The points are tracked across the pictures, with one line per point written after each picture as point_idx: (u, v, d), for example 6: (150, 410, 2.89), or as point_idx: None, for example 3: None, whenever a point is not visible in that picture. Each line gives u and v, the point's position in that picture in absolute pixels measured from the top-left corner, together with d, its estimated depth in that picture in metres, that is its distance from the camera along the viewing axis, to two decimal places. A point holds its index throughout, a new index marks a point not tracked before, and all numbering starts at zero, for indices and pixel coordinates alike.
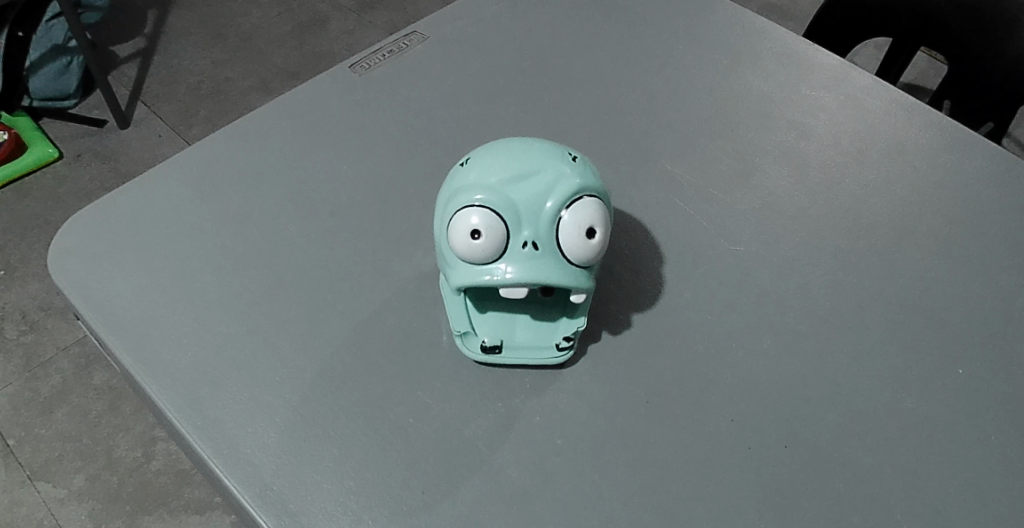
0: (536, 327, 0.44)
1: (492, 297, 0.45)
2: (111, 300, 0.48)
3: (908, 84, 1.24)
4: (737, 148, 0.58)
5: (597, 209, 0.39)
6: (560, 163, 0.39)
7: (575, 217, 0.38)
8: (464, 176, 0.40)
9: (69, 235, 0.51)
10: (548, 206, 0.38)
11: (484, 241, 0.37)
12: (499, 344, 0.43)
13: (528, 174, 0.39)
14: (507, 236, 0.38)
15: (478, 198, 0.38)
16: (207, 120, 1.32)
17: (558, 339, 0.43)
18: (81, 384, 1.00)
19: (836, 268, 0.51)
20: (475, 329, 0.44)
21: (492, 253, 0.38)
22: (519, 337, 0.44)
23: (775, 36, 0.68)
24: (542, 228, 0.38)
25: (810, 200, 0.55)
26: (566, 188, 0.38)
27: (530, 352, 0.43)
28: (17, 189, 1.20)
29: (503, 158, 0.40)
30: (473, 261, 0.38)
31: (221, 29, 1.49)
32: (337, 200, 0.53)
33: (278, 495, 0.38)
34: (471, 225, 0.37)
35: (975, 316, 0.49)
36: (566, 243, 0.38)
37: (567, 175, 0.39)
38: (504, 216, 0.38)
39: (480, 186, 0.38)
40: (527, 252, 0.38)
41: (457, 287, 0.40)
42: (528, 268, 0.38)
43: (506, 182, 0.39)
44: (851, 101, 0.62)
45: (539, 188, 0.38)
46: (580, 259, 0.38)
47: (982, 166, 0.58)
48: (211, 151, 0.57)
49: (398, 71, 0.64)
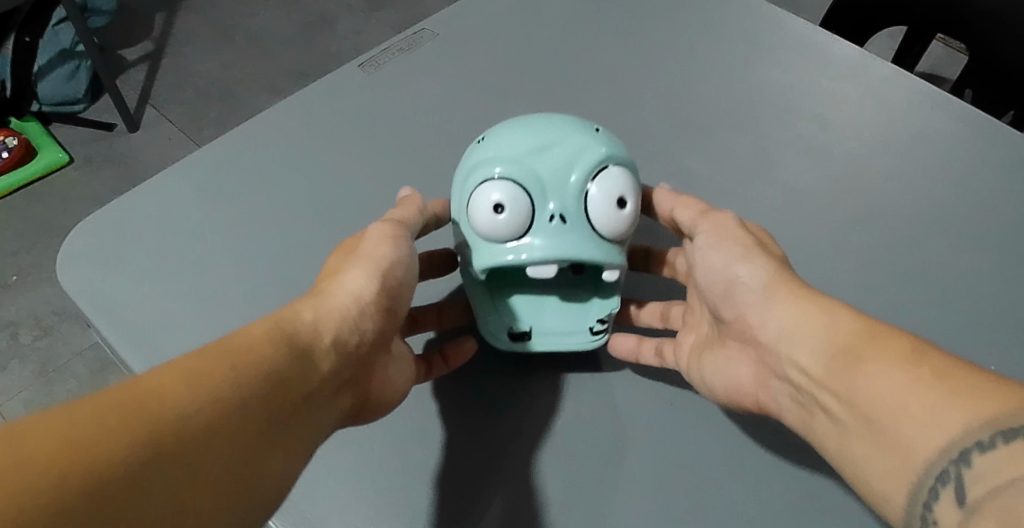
0: (566, 312, 0.43)
1: (518, 281, 0.44)
2: (123, 307, 0.48)
3: (924, 72, 1.22)
4: (755, 140, 0.57)
5: (627, 179, 0.38)
6: (584, 135, 0.39)
7: (602, 188, 0.38)
8: (480, 154, 0.40)
9: (80, 242, 0.52)
10: (574, 178, 0.38)
11: (508, 214, 0.37)
12: (527, 331, 0.42)
13: (551, 147, 0.39)
14: (532, 209, 0.37)
15: (499, 172, 0.38)
16: (218, 122, 1.32)
17: (592, 322, 0.42)
18: (97, 388, 0.98)
19: (859, 262, 0.50)
20: (501, 316, 0.43)
21: (518, 227, 0.37)
22: (547, 322, 0.43)
23: (792, 26, 0.66)
24: (568, 200, 0.37)
25: (831, 194, 0.54)
26: (590, 159, 0.38)
27: (562, 338, 0.42)
28: (29, 195, 1.20)
29: (524, 132, 0.40)
30: (498, 238, 0.38)
31: (229, 30, 1.48)
32: (349, 204, 0.53)
33: (296, 502, 0.40)
34: (494, 199, 0.37)
35: (1007, 309, 0.48)
36: (596, 215, 0.37)
37: (592, 146, 0.39)
38: (528, 189, 0.37)
39: (500, 160, 0.38)
40: (554, 225, 0.37)
41: (482, 269, 0.39)
42: (557, 242, 0.37)
43: (529, 155, 0.38)
44: (872, 91, 0.60)
45: (563, 158, 0.38)
46: (610, 231, 0.38)
47: (1012, 153, 0.56)
48: (222, 156, 0.57)
49: (408, 68, 0.63)
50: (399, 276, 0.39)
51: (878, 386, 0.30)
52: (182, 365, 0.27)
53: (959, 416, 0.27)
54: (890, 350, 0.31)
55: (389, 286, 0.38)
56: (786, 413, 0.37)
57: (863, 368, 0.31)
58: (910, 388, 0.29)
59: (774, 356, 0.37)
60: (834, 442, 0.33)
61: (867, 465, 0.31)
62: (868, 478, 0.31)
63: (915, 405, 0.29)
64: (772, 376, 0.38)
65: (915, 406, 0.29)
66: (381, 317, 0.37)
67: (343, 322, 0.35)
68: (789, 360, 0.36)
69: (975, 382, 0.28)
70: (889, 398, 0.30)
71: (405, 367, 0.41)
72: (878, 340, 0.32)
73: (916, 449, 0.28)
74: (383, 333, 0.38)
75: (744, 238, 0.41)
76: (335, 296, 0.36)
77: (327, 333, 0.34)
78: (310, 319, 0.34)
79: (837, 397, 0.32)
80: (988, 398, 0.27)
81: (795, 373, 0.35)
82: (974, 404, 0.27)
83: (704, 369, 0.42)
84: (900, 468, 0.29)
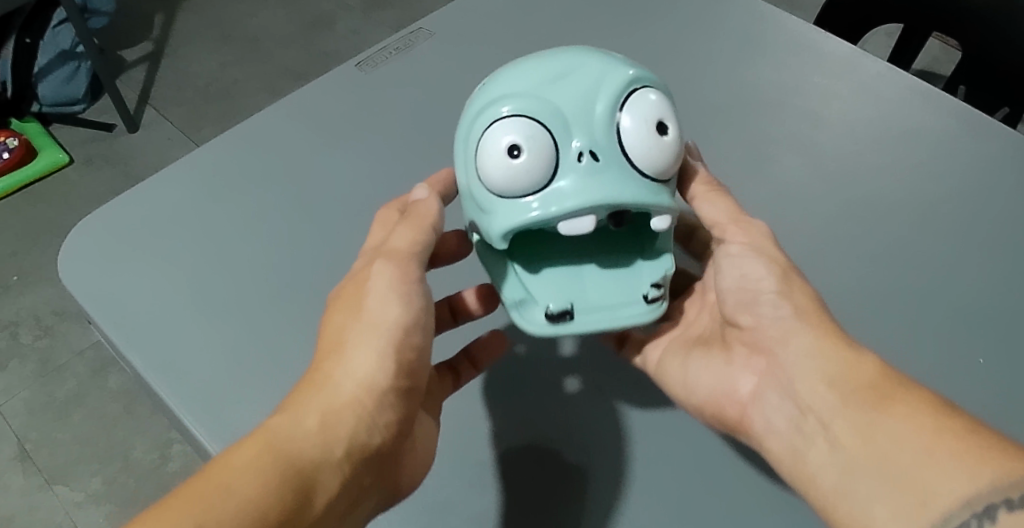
0: (610, 284, 0.38)
1: (549, 257, 0.40)
2: (122, 304, 0.49)
3: (920, 70, 1.22)
4: (747, 138, 0.58)
5: (658, 102, 0.35)
6: (600, 60, 0.36)
7: (635, 117, 0.34)
8: (487, 97, 0.36)
9: (80, 239, 0.53)
10: (599, 108, 0.34)
11: (529, 154, 0.33)
12: (569, 308, 0.37)
13: (565, 78, 0.35)
14: (556, 148, 0.33)
15: (508, 110, 0.33)
16: (217, 122, 1.32)
17: (646, 289, 0.38)
18: (97, 387, 0.98)
19: (849, 257, 0.51)
20: (534, 297, 0.38)
21: (543, 169, 0.33)
22: (592, 299, 0.38)
23: (785, 24, 0.67)
24: (596, 132, 0.34)
25: (821, 190, 0.54)
26: (614, 86, 0.34)
27: (612, 313, 0.37)
28: (29, 195, 1.20)
29: (532, 66, 0.36)
30: (522, 186, 0.33)
31: (228, 30, 1.49)
32: (345, 202, 0.54)
33: None
34: (510, 141, 0.33)
35: (996, 303, 0.48)
36: (632, 144, 0.34)
37: (612, 70, 0.35)
38: (548, 123, 0.33)
39: (512, 96, 0.34)
40: (586, 162, 0.33)
41: (505, 230, 0.34)
42: (592, 181, 0.33)
43: (543, 87, 0.35)
44: (865, 88, 0.61)
45: (582, 85, 0.34)
46: (651, 164, 0.34)
47: (1003, 148, 0.56)
48: (220, 154, 0.58)
49: (404, 67, 0.64)
50: (416, 343, 0.37)
51: (906, 431, 0.31)
52: (177, 516, 0.28)
53: (987, 471, 0.28)
54: (912, 399, 0.32)
55: (403, 359, 0.37)
56: (776, 441, 0.37)
57: (890, 411, 0.32)
58: (941, 438, 0.30)
59: (784, 384, 0.37)
60: (831, 481, 0.33)
61: (872, 503, 0.31)
62: (864, 510, 0.31)
63: (945, 453, 0.30)
64: (773, 398, 0.38)
65: (945, 456, 0.29)
66: (397, 397, 0.37)
67: (354, 421, 0.35)
68: (802, 390, 0.36)
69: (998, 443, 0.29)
70: (915, 444, 0.31)
71: (429, 417, 0.42)
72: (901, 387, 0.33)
73: (937, 498, 0.29)
74: (405, 403, 0.38)
75: (778, 254, 0.40)
76: (343, 385, 0.35)
77: (340, 435, 0.34)
78: (317, 425, 0.34)
79: (854, 435, 0.33)
80: (1010, 459, 0.28)
81: (805, 405, 0.36)
82: (998, 462, 0.28)
83: (689, 376, 0.43)
84: (913, 513, 0.29)
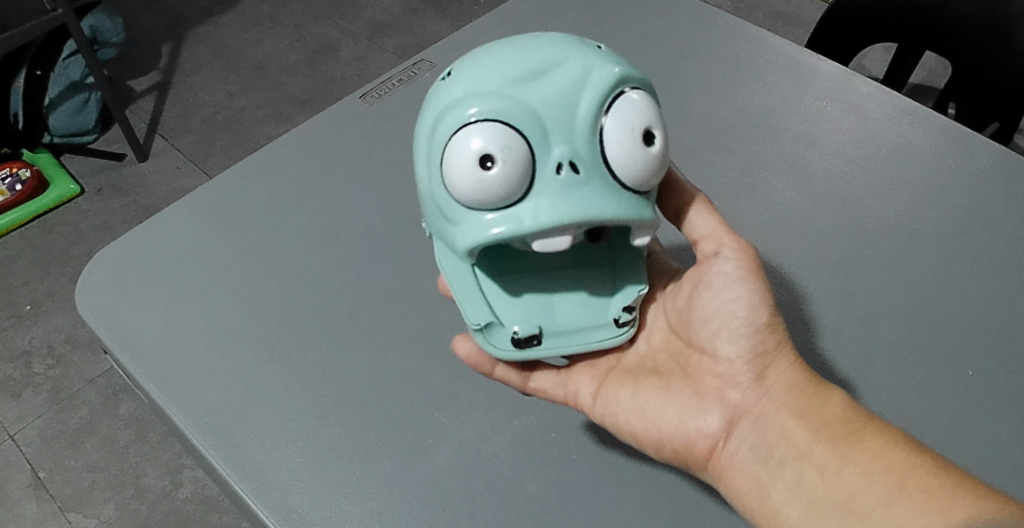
0: (580, 308, 0.40)
1: (521, 273, 0.41)
2: (135, 334, 0.51)
3: (918, 83, 1.24)
4: (738, 160, 0.60)
5: (647, 106, 0.35)
6: (584, 54, 0.35)
7: (619, 123, 0.34)
8: (458, 89, 0.35)
9: (94, 271, 0.55)
10: (583, 114, 0.34)
11: (501, 166, 0.32)
12: (536, 334, 0.39)
13: (542, 76, 0.34)
14: (533, 159, 0.33)
15: (472, 113, 0.33)
16: (225, 150, 1.35)
17: (617, 313, 0.40)
18: (109, 414, 0.99)
19: (841, 274, 0.52)
20: (500, 320, 0.40)
21: (516, 182, 0.33)
22: (560, 322, 0.40)
23: (777, 47, 0.68)
24: (576, 141, 0.34)
25: (812, 209, 0.56)
26: (598, 88, 0.34)
27: (579, 339, 0.40)
28: (41, 226, 1.23)
29: (505, 57, 0.35)
30: (493, 199, 0.33)
31: (235, 60, 1.52)
32: (352, 230, 0.56)
33: (303, 517, 0.41)
34: (480, 149, 0.32)
35: (987, 315, 0.49)
36: (616, 154, 0.34)
37: (598, 68, 0.35)
38: (524, 133, 0.33)
39: (486, 95, 0.33)
40: (565, 176, 0.33)
41: (474, 244, 0.34)
42: (570, 196, 0.33)
43: (522, 85, 0.34)
44: (856, 108, 0.62)
45: (563, 87, 0.34)
46: (638, 173, 0.34)
47: (992, 164, 0.57)
48: (228, 186, 0.60)
49: (407, 97, 0.66)
50: None
51: (877, 464, 0.35)
52: None
53: (959, 509, 0.32)
54: (882, 439, 0.35)
55: None
56: (741, 475, 0.38)
57: (861, 444, 0.35)
58: (910, 474, 0.34)
59: (757, 416, 0.39)
60: (797, 516, 0.36)
61: None
62: None
63: (917, 489, 0.33)
64: (746, 430, 0.39)
65: (913, 490, 0.33)
66: None
67: None
68: (777, 423, 0.38)
69: (964, 482, 0.32)
70: (884, 479, 0.34)
71: None
72: (871, 428, 0.36)
73: None
74: None
75: (765, 282, 0.40)
76: None
77: None
78: None
79: (825, 471, 0.36)
80: (979, 496, 0.32)
81: (777, 437, 0.38)
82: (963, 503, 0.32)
83: (644, 407, 0.41)
84: None
